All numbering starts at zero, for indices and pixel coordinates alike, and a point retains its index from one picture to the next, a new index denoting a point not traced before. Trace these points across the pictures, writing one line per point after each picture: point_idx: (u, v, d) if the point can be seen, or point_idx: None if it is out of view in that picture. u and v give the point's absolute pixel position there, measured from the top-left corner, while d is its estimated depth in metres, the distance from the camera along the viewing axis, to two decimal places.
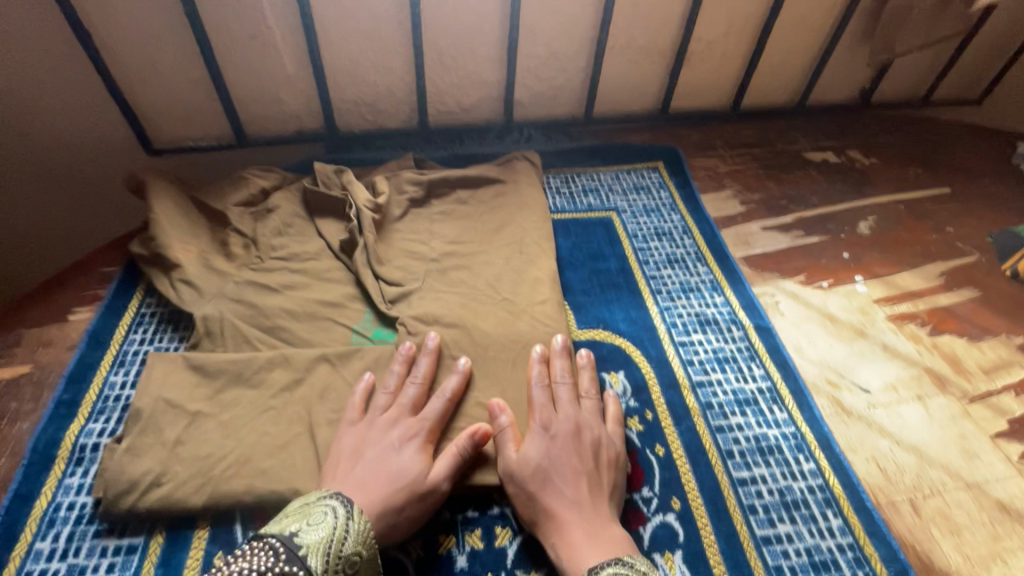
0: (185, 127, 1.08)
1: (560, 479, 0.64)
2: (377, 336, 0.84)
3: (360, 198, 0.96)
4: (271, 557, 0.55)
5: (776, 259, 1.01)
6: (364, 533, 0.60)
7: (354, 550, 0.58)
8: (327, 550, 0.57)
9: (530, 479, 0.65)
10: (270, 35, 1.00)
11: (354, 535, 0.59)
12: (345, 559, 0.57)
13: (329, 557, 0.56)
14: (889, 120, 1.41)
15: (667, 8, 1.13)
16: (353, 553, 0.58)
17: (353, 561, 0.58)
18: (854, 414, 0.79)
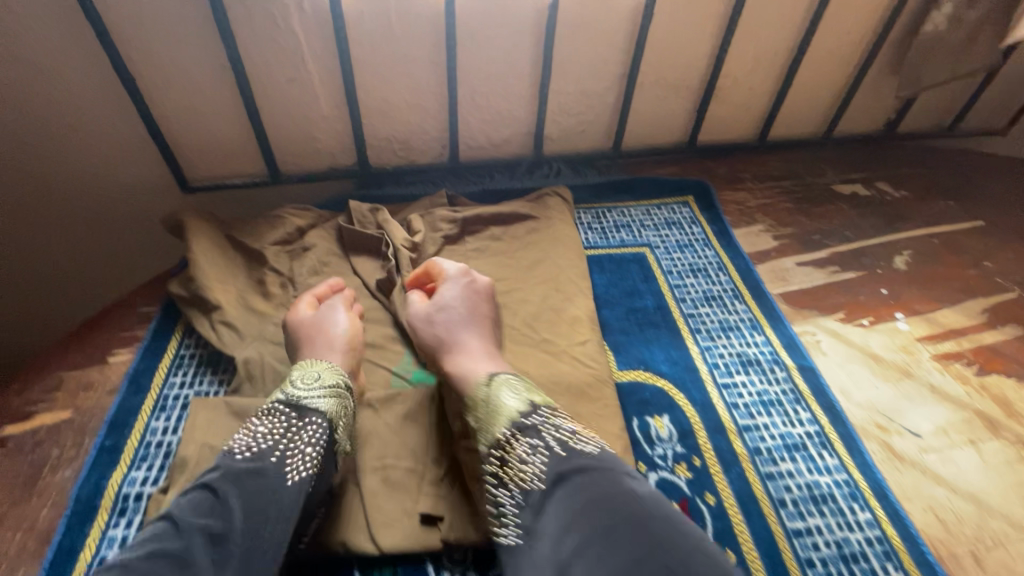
0: (221, 165, 1.10)
1: (467, 321, 0.78)
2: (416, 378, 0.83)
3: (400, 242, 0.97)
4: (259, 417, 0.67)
5: (814, 296, 1.00)
6: (318, 360, 0.73)
7: (308, 371, 0.72)
8: (288, 383, 0.70)
9: (441, 320, 0.78)
10: (309, 77, 1.02)
11: (303, 366, 0.72)
12: (303, 378, 0.71)
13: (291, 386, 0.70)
14: (916, 150, 1.41)
15: (696, 45, 1.15)
16: (307, 373, 0.71)
17: (313, 374, 0.71)
18: (907, 460, 0.77)
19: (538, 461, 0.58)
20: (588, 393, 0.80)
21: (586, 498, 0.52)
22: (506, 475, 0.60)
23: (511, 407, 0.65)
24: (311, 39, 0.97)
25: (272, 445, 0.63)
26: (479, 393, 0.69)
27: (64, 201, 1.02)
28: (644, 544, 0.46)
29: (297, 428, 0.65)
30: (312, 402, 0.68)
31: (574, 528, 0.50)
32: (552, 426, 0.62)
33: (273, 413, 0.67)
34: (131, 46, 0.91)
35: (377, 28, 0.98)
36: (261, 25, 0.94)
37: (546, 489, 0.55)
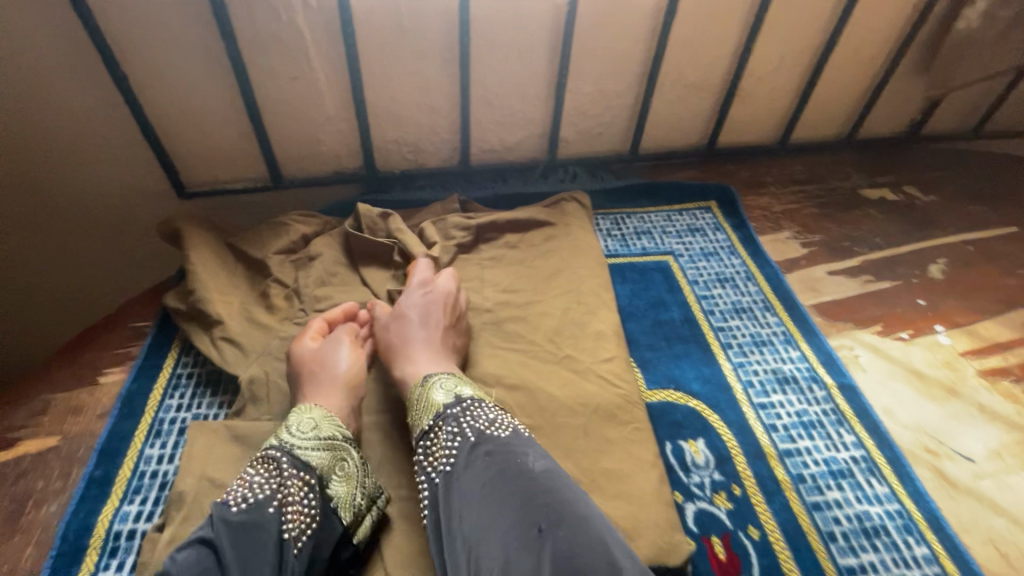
0: (220, 169, 1.04)
1: (418, 319, 0.76)
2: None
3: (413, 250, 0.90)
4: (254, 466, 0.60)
5: (848, 307, 0.95)
6: (315, 408, 0.66)
7: (305, 417, 0.65)
8: (284, 432, 0.64)
9: (395, 326, 0.76)
10: (314, 76, 0.96)
11: (299, 412, 0.66)
12: (301, 426, 0.64)
13: (288, 434, 0.63)
14: (942, 153, 1.36)
15: (720, 43, 1.09)
16: (304, 419, 0.65)
17: (312, 423, 0.64)
18: (960, 487, 0.72)
19: (452, 445, 0.60)
20: (617, 415, 0.74)
21: (484, 475, 0.55)
22: (425, 455, 0.62)
23: (438, 400, 0.66)
24: (316, 35, 0.91)
25: (270, 496, 0.57)
26: (414, 395, 0.69)
27: (53, 209, 0.96)
28: (529, 515, 0.49)
29: (298, 480, 0.59)
30: (312, 452, 0.62)
31: (471, 502, 0.53)
32: (474, 411, 0.63)
33: (268, 460, 0.60)
34: (123, 43, 0.85)
35: (387, 24, 0.92)
36: (263, 21, 0.88)
37: (453, 467, 0.58)
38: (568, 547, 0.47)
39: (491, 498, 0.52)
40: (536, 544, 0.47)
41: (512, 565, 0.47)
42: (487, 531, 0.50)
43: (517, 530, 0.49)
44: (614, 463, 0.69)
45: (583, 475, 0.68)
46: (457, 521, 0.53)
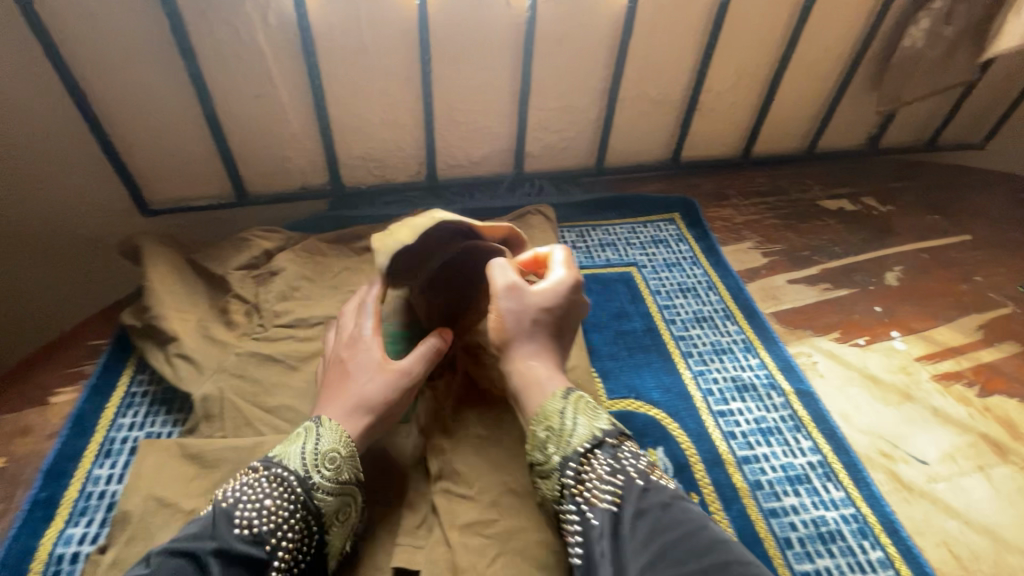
0: (183, 186, 1.03)
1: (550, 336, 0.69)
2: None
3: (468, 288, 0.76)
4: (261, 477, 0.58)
5: (807, 314, 0.97)
6: (339, 431, 0.62)
7: (330, 447, 0.60)
8: (304, 454, 0.59)
9: (532, 329, 0.68)
10: (276, 94, 0.97)
11: (327, 435, 0.61)
12: (321, 455, 0.60)
13: (307, 458, 0.59)
14: (899, 165, 1.40)
15: (678, 60, 1.12)
16: (328, 449, 0.60)
17: (332, 457, 0.60)
18: (914, 490, 0.73)
19: (615, 486, 0.57)
20: None
21: (665, 530, 0.51)
22: (574, 485, 0.58)
23: (587, 429, 0.61)
24: (277, 53, 0.92)
25: (270, 529, 0.54)
26: (551, 402, 0.64)
27: (11, 228, 0.94)
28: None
29: (302, 519, 0.56)
30: (326, 488, 0.58)
31: (652, 556, 0.49)
32: (630, 453, 0.60)
33: (280, 482, 0.57)
34: (81, 61, 0.85)
35: (347, 41, 0.94)
36: (223, 38, 0.89)
37: (622, 510, 0.54)
38: None
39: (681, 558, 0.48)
40: None
41: None
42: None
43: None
44: None
45: None
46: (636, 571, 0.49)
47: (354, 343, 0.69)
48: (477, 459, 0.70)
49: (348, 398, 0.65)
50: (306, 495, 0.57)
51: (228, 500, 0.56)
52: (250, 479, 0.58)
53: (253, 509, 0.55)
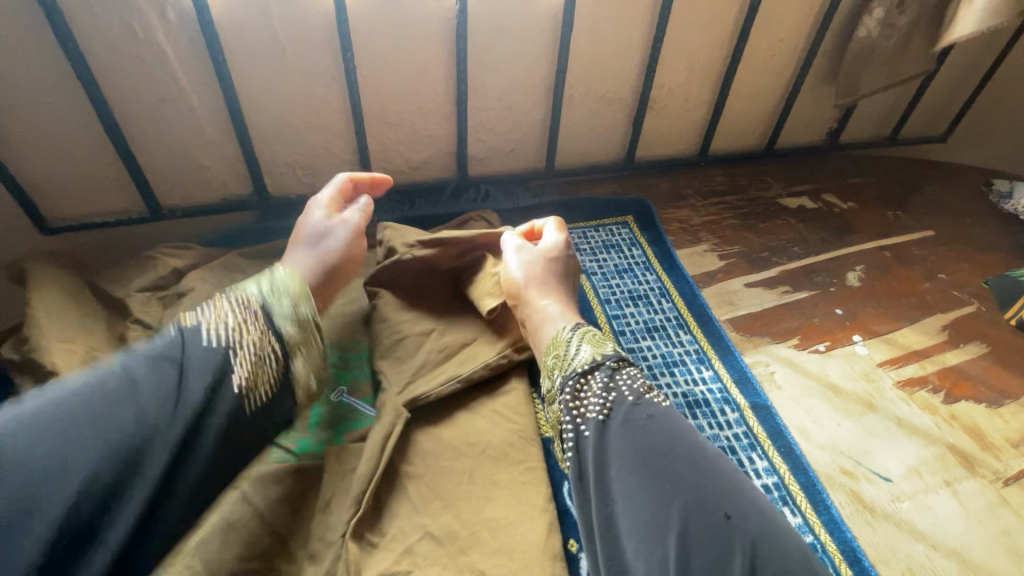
0: (88, 200, 0.94)
1: (558, 278, 0.76)
2: (344, 405, 0.72)
3: (463, 348, 0.76)
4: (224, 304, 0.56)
5: (764, 320, 0.91)
6: (294, 273, 0.64)
7: (285, 286, 0.61)
8: (260, 291, 0.59)
9: (542, 273, 0.75)
10: (184, 97, 0.88)
11: (282, 276, 0.62)
12: (279, 292, 0.60)
13: (265, 294, 0.59)
14: (860, 160, 1.36)
15: (626, 55, 1.06)
16: (285, 287, 0.61)
17: (289, 296, 0.60)
18: (877, 512, 0.67)
19: (606, 400, 0.58)
20: (508, 454, 0.67)
21: (647, 440, 0.52)
22: (571, 398, 0.61)
23: (586, 355, 0.64)
24: (180, 50, 0.84)
25: (233, 345, 0.53)
26: (561, 334, 0.68)
27: None
28: (705, 494, 0.47)
29: (264, 347, 0.56)
30: (281, 321, 0.58)
31: (628, 462, 0.52)
32: (628, 376, 0.61)
33: (241, 310, 0.56)
34: None
35: (260, 39, 0.86)
36: (117, 36, 0.80)
37: (609, 421, 0.56)
38: (754, 540, 0.45)
39: (658, 467, 0.50)
40: (723, 531, 0.45)
41: (698, 554, 0.44)
42: (652, 498, 0.48)
43: (689, 508, 0.47)
44: (499, 511, 0.62)
45: (462, 528, 0.60)
46: (616, 476, 0.52)
47: (313, 212, 0.76)
48: (391, 499, 0.62)
49: (299, 249, 0.71)
50: (269, 325, 0.57)
51: (197, 316, 0.54)
52: (214, 304, 0.56)
53: (218, 326, 0.54)
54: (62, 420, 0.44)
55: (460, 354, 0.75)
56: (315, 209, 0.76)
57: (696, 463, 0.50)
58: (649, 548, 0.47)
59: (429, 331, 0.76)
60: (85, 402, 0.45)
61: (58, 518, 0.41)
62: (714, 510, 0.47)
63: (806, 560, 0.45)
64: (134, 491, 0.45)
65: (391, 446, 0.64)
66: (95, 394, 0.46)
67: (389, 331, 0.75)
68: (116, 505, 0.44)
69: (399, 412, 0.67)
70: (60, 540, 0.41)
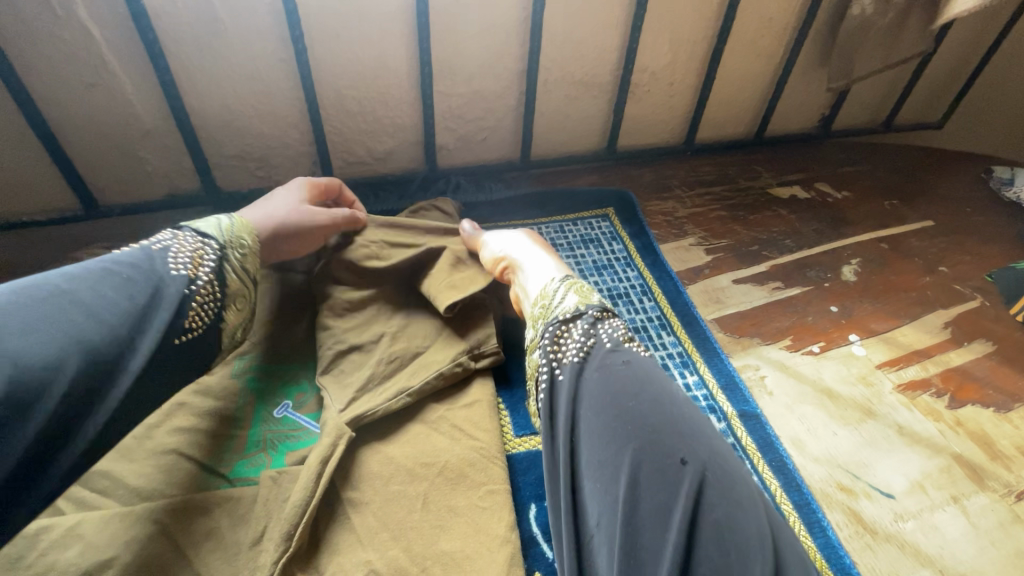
0: (14, 197, 0.86)
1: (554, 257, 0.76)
2: (287, 420, 0.65)
3: (415, 359, 0.69)
4: (185, 243, 0.53)
5: (754, 319, 0.84)
6: (248, 225, 0.60)
7: (244, 236, 0.58)
8: (223, 232, 0.56)
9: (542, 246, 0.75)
10: (115, 82, 0.80)
11: (239, 226, 0.59)
12: (240, 241, 0.57)
13: (227, 238, 0.56)
14: (855, 147, 1.30)
15: (603, 36, 0.98)
16: (243, 238, 0.58)
17: (241, 245, 0.57)
18: (878, 533, 0.61)
19: (584, 345, 0.53)
20: (466, 476, 0.61)
21: (618, 382, 0.47)
22: (548, 344, 0.55)
23: (574, 302, 0.58)
24: (106, 29, 0.75)
25: (189, 277, 0.50)
26: (548, 286, 0.63)
27: None
28: (661, 437, 0.43)
29: (220, 282, 0.53)
30: (240, 271, 0.56)
31: (596, 402, 0.47)
32: (612, 326, 0.55)
33: (199, 249, 0.53)
34: None
35: (195, 17, 0.78)
36: (30, 13, 0.71)
37: (583, 363, 0.51)
38: (709, 486, 0.40)
39: (622, 408, 0.45)
40: (675, 475, 0.41)
41: (645, 496, 0.40)
42: (609, 438, 0.44)
43: (643, 450, 0.42)
44: (454, 544, 0.55)
45: (412, 563, 0.54)
46: (582, 416, 0.47)
47: (293, 190, 0.70)
48: (332, 531, 0.55)
49: (265, 213, 0.65)
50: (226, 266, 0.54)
51: (157, 246, 0.51)
52: (174, 236, 0.53)
53: (179, 254, 0.51)
54: (30, 321, 0.40)
55: (411, 365, 0.68)
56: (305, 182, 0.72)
57: (663, 407, 0.45)
58: (600, 491, 0.43)
59: (379, 338, 0.69)
60: (53, 308, 0.41)
61: (37, 422, 0.38)
62: (668, 455, 0.42)
63: (760, 510, 0.40)
64: (102, 405, 0.42)
65: (329, 472, 0.57)
66: (46, 304, 0.41)
67: (332, 341, 0.68)
68: (84, 417, 0.41)
69: (340, 433, 0.59)
70: (31, 445, 0.39)
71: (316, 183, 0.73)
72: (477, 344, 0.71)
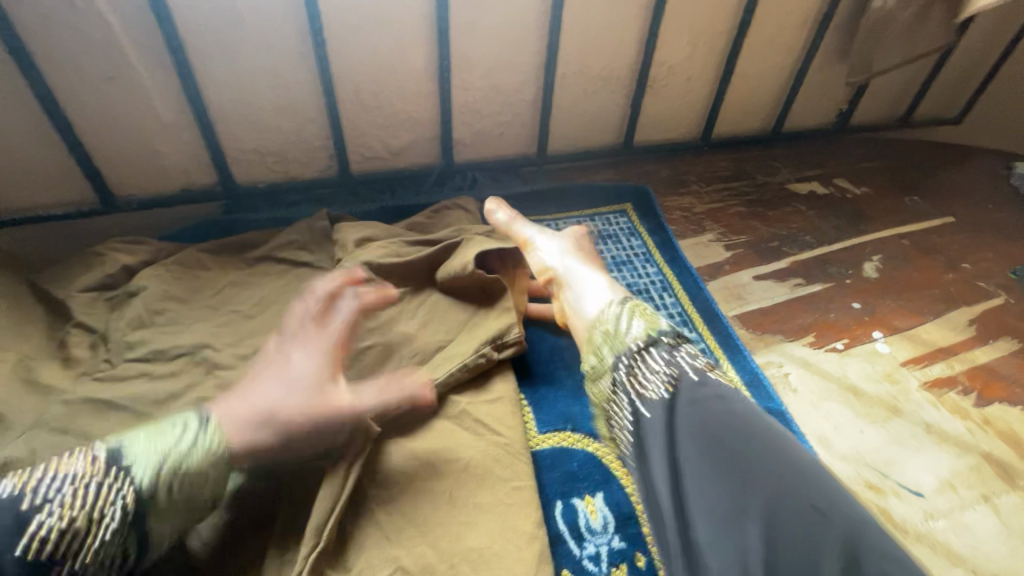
0: (33, 192, 0.86)
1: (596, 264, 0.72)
2: None
3: (438, 352, 0.70)
4: (90, 475, 0.41)
5: (775, 316, 0.83)
6: (213, 441, 0.46)
7: (195, 466, 0.44)
8: (159, 460, 0.43)
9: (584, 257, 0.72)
10: (133, 74, 0.79)
11: (200, 447, 0.45)
12: (183, 475, 0.44)
13: (163, 470, 0.43)
14: (872, 143, 1.28)
15: (622, 29, 0.97)
16: (193, 470, 0.44)
17: (194, 479, 0.44)
18: (909, 532, 0.60)
19: (668, 378, 0.49)
20: (492, 473, 0.60)
21: (719, 422, 0.44)
22: (627, 382, 0.51)
23: (644, 330, 0.54)
24: (125, 21, 0.75)
25: (70, 536, 0.39)
26: (605, 316, 0.58)
27: None
28: (786, 486, 0.40)
29: (124, 533, 0.41)
30: (166, 508, 0.44)
31: (701, 448, 0.43)
32: (689, 352, 0.51)
33: (100, 496, 0.41)
34: None
35: (214, 9, 0.77)
36: (50, 5, 0.71)
37: (671, 399, 0.47)
38: (846, 533, 0.38)
39: (734, 453, 0.42)
40: (812, 529, 0.38)
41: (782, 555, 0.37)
42: (729, 492, 0.41)
43: (772, 501, 0.39)
44: (482, 541, 0.55)
45: (440, 560, 0.53)
46: (688, 464, 0.43)
47: (301, 330, 0.58)
48: (357, 529, 0.55)
49: (260, 391, 0.51)
50: (138, 515, 0.42)
51: (43, 487, 0.40)
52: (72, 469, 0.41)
53: (73, 500, 0.40)
54: None
55: (433, 359, 0.69)
56: (315, 346, 0.56)
57: (771, 444, 0.42)
58: (729, 549, 0.39)
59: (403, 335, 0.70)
60: None
61: None
62: (797, 500, 0.39)
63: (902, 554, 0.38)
64: None
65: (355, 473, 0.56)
66: None
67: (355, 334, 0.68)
68: None
69: (367, 428, 0.58)
70: None
71: (331, 343, 0.57)
72: (500, 335, 0.70)
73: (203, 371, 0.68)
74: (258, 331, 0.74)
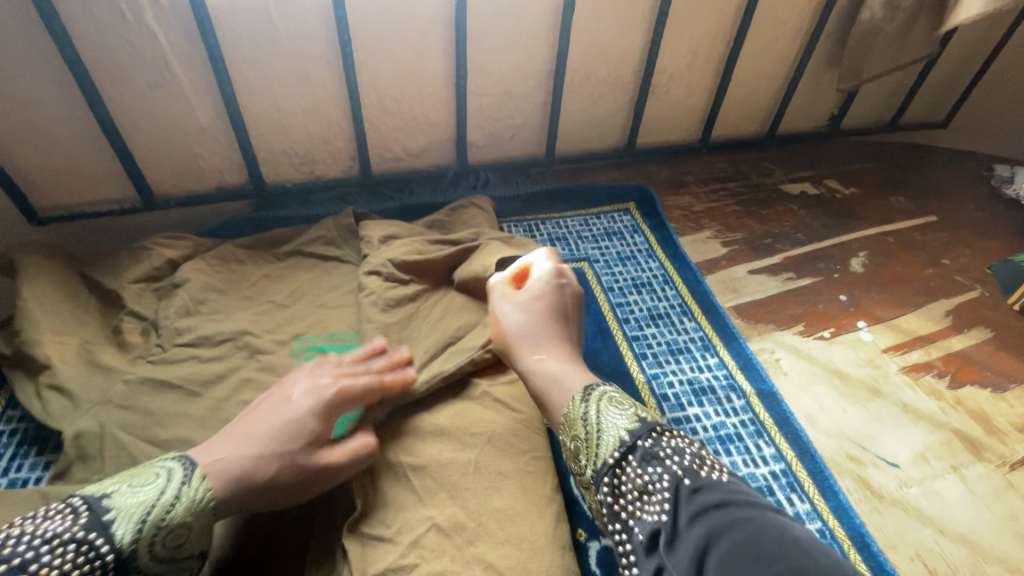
0: (79, 191, 0.92)
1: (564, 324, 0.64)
2: None
3: (450, 345, 0.75)
4: (71, 526, 0.43)
5: (768, 307, 0.90)
6: (199, 497, 0.48)
7: (182, 520, 0.47)
8: (142, 513, 0.45)
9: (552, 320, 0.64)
10: (175, 82, 0.86)
11: (186, 500, 0.48)
12: (167, 529, 0.46)
13: (143, 525, 0.45)
14: (861, 145, 1.35)
15: (627, 39, 1.04)
16: (179, 522, 0.47)
17: (178, 532, 0.47)
18: (885, 497, 0.67)
19: (657, 490, 0.45)
20: (512, 444, 0.67)
21: (724, 533, 0.38)
22: (611, 501, 0.48)
23: (619, 426, 0.51)
24: (171, 34, 0.81)
25: None
26: (572, 410, 0.55)
27: None
28: None
29: None
30: (147, 565, 0.45)
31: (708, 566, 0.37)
32: (673, 449, 0.48)
33: (78, 549, 0.42)
34: None
35: (251, 22, 0.83)
36: (104, 20, 0.77)
37: (666, 516, 0.43)
38: None
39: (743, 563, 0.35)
40: None
41: None
42: None
43: None
44: (505, 502, 0.62)
45: (469, 519, 0.60)
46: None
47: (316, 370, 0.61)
48: (395, 492, 0.62)
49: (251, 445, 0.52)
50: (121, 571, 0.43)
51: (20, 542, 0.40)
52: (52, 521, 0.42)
53: (56, 559, 0.40)
54: None
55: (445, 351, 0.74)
56: (316, 391, 0.58)
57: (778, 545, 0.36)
58: None
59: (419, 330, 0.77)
60: None
61: None
62: None
63: None
64: None
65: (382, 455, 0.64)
66: None
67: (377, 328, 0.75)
68: None
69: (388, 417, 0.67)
70: None
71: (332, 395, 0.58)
72: None
73: (246, 354, 0.75)
74: (293, 319, 0.81)
